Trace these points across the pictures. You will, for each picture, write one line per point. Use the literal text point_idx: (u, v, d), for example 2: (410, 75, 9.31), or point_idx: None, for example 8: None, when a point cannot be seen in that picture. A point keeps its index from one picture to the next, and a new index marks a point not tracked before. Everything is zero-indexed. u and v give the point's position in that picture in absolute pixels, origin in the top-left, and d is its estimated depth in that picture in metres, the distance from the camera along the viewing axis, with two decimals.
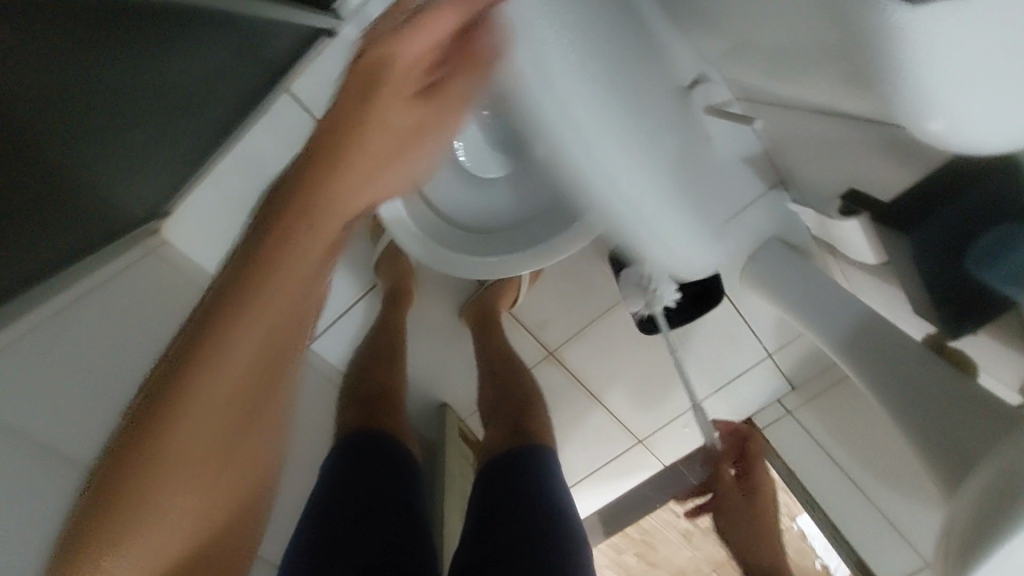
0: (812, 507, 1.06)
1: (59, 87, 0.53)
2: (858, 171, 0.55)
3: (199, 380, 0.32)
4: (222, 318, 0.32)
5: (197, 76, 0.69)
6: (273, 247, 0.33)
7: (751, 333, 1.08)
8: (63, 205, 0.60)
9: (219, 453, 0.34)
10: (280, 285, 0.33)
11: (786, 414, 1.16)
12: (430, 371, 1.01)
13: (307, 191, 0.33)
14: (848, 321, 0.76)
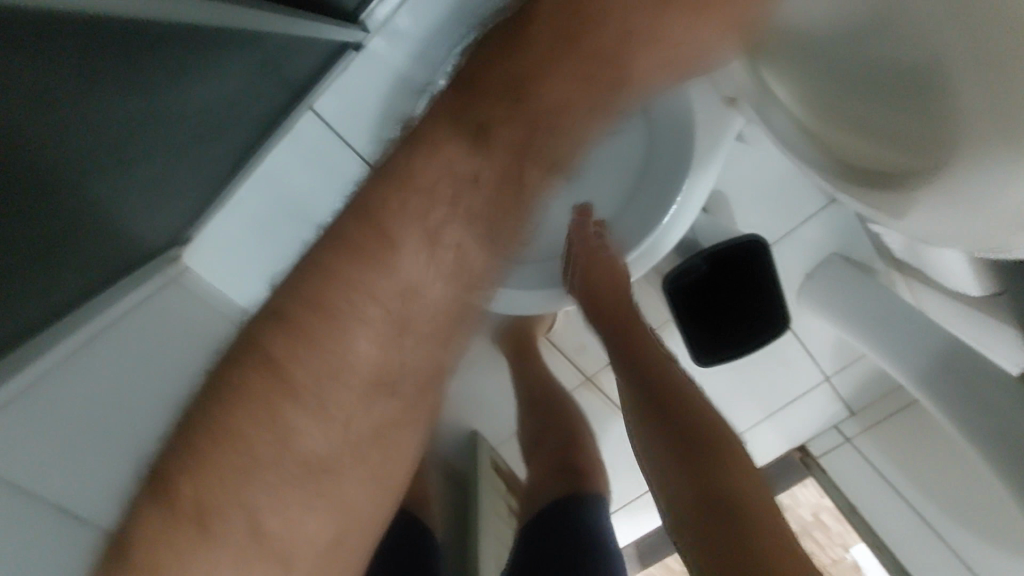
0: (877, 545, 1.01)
1: (95, 106, 0.45)
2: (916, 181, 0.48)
3: (266, 409, 0.31)
4: (293, 344, 0.31)
5: (259, 96, 0.65)
6: (367, 259, 0.32)
7: (806, 355, 1.02)
8: (91, 239, 0.53)
9: (268, 501, 0.32)
10: (303, 356, 0.31)
11: (844, 441, 1.07)
12: (462, 403, 0.96)
13: (415, 178, 0.33)
14: (929, 343, 0.70)
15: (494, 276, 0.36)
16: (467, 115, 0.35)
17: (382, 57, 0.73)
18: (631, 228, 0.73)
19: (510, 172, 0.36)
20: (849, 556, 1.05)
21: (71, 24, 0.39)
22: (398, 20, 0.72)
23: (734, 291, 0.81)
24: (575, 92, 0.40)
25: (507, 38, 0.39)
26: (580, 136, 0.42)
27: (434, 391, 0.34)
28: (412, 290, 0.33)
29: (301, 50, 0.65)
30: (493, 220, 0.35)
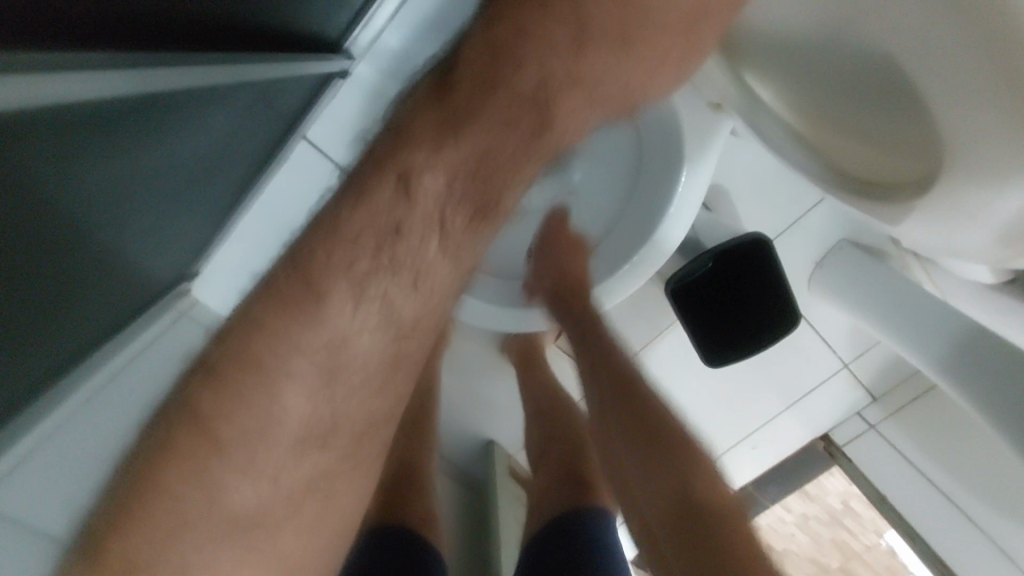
0: (913, 538, 0.99)
1: (94, 175, 0.45)
2: (923, 157, 0.49)
3: (197, 470, 0.34)
4: (225, 398, 0.34)
5: (250, 134, 0.66)
6: (296, 313, 0.35)
7: (822, 343, 0.99)
8: (108, 286, 0.56)
9: (206, 555, 0.35)
10: (236, 402, 0.34)
11: (869, 428, 1.05)
12: (469, 417, 0.95)
13: (343, 230, 0.36)
14: (946, 329, 0.68)
15: (421, 325, 0.39)
16: (389, 167, 0.38)
17: (368, 77, 0.77)
18: (620, 243, 0.71)
19: (432, 221, 0.38)
20: (883, 542, 1.05)
21: (80, 111, 0.40)
22: (385, 36, 0.77)
23: (742, 291, 0.78)
24: (499, 135, 0.41)
25: (440, 91, 0.42)
26: (515, 179, 0.43)
27: (370, 436, 0.39)
28: (341, 340, 0.36)
29: (290, 87, 0.68)
30: (420, 266, 0.38)
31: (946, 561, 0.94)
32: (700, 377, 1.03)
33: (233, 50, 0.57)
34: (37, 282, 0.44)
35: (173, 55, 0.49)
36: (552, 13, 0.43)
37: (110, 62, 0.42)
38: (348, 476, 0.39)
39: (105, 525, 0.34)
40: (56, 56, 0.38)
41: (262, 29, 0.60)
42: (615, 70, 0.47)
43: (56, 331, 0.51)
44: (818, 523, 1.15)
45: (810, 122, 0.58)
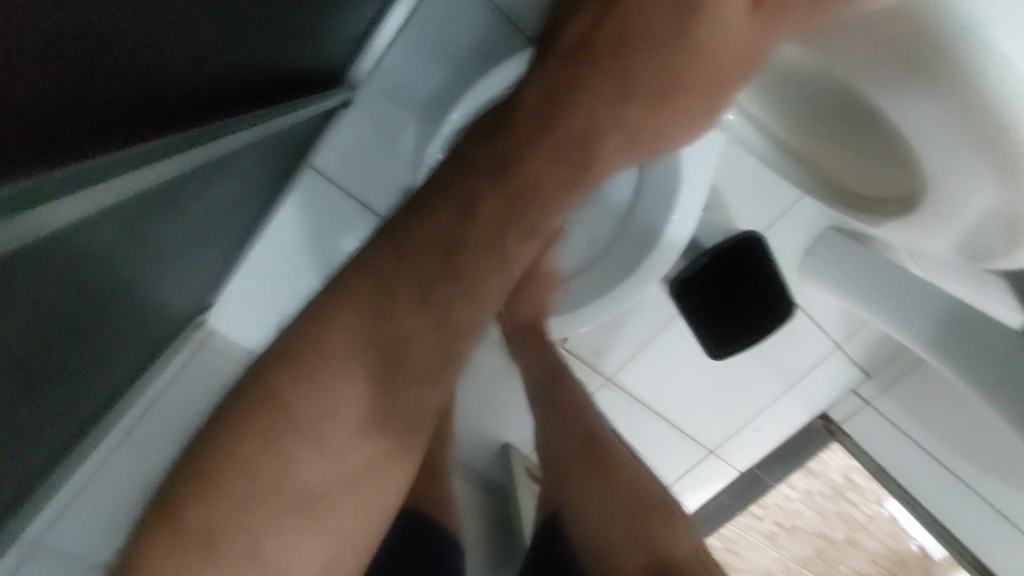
0: (913, 505, 1.07)
1: (143, 237, 0.49)
2: (885, 180, 0.55)
3: (270, 444, 0.36)
4: (306, 383, 0.37)
5: (267, 170, 0.70)
6: (366, 310, 0.38)
7: (817, 328, 1.03)
8: (143, 322, 0.59)
9: (269, 542, 0.36)
10: (308, 390, 0.37)
11: (864, 404, 1.11)
12: (477, 417, 0.99)
13: (409, 240, 0.39)
14: (929, 309, 0.79)
15: (475, 331, 0.40)
16: (455, 190, 0.41)
17: (370, 103, 0.81)
18: (620, 262, 0.74)
19: (493, 239, 0.40)
20: (884, 510, 1.17)
21: (138, 194, 0.44)
22: (386, 62, 0.80)
23: (758, 288, 0.81)
24: (551, 169, 0.44)
25: (496, 126, 0.44)
26: (559, 208, 0.45)
27: (418, 433, 0.40)
28: (406, 338, 0.38)
29: (304, 124, 0.71)
30: (479, 279, 0.40)
31: (945, 525, 1.03)
32: (701, 374, 1.07)
33: (265, 104, 0.61)
34: (89, 341, 0.49)
35: (219, 122, 0.53)
36: (596, 61, 0.46)
37: (176, 144, 0.47)
38: (400, 467, 0.40)
39: (176, 496, 0.36)
40: (136, 149, 0.42)
41: (285, 76, 0.64)
42: (650, 118, 0.48)
43: (106, 370, 0.56)
44: (823, 498, 1.23)
45: (795, 136, 0.62)
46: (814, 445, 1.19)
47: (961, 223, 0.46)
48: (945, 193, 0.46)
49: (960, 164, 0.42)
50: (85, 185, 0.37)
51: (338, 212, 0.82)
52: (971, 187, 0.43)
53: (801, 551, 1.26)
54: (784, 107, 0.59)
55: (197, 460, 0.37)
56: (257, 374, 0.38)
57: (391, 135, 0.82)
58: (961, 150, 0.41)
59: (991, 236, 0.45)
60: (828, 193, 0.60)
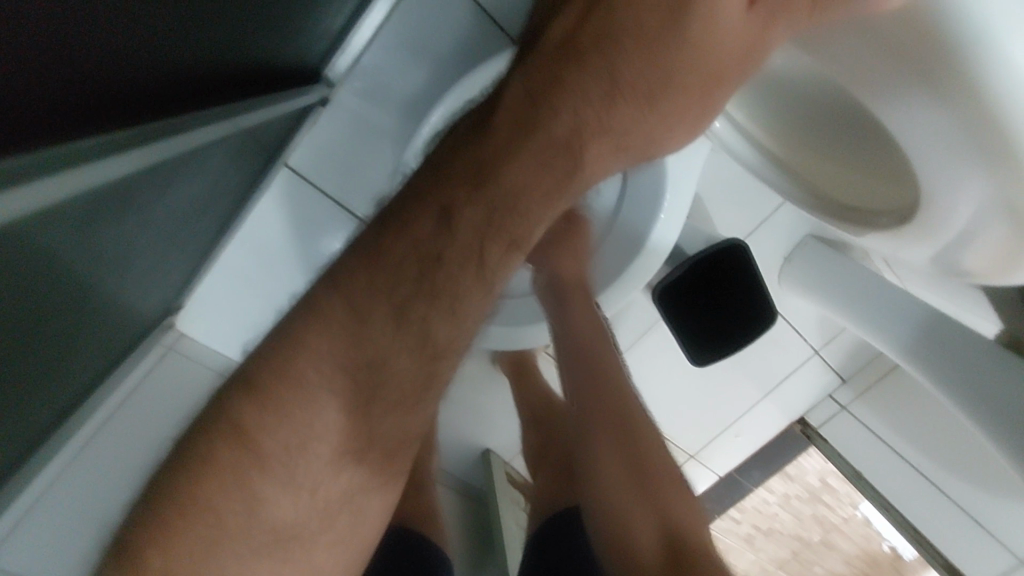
0: (887, 509, 1.08)
1: (103, 239, 0.47)
2: (887, 192, 0.53)
3: (243, 476, 0.34)
4: (276, 410, 0.35)
5: (239, 169, 0.68)
6: (339, 331, 0.36)
7: (796, 334, 1.04)
8: (103, 327, 0.56)
9: (241, 569, 0.35)
10: (275, 416, 0.35)
11: (840, 409, 1.13)
12: (458, 423, 0.98)
13: (382, 255, 0.36)
14: (908, 317, 0.78)
15: (455, 350, 0.37)
16: (428, 201, 0.37)
17: (347, 100, 0.78)
18: (602, 268, 0.73)
19: (472, 251, 0.37)
20: (858, 513, 1.18)
21: (95, 192, 0.42)
22: (363, 60, 0.78)
23: (736, 293, 0.81)
24: (538, 173, 0.39)
25: (478, 127, 0.40)
26: (544, 217, 0.40)
27: (399, 455, 0.38)
28: (382, 359, 0.36)
29: (279, 120, 0.69)
30: (460, 294, 0.36)
31: (921, 530, 1.04)
32: (684, 380, 1.07)
33: (238, 97, 0.59)
34: (44, 348, 0.46)
35: (180, 117, 0.50)
36: (586, 57, 0.40)
37: (133, 138, 0.44)
38: (383, 491, 0.38)
39: (137, 535, 0.34)
40: (88, 144, 0.40)
41: (259, 69, 0.62)
42: (643, 123, 0.43)
43: (62, 378, 0.53)
44: (799, 501, 1.23)
45: (786, 146, 0.61)
46: (792, 449, 1.20)
47: (951, 228, 0.45)
48: (936, 202, 0.45)
49: (951, 171, 0.42)
50: (29, 183, 0.34)
51: (314, 212, 0.80)
52: (956, 187, 0.42)
53: (777, 554, 1.25)
54: (777, 110, 0.58)
55: (163, 486, 0.34)
56: (222, 395, 0.36)
57: (366, 134, 0.80)
58: (956, 154, 0.40)
59: (993, 249, 0.43)
60: (819, 202, 0.59)
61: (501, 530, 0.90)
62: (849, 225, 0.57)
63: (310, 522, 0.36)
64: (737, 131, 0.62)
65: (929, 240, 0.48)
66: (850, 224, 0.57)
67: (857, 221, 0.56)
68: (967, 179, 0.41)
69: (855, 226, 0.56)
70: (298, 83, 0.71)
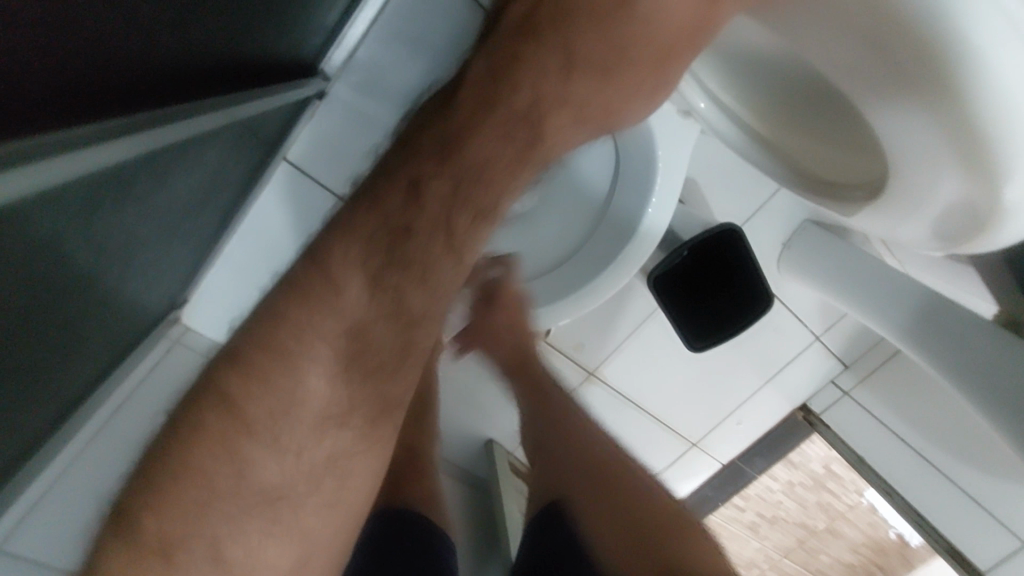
0: (890, 494, 1.08)
1: (101, 230, 0.48)
2: (861, 166, 0.53)
3: (227, 446, 0.35)
4: (257, 381, 0.36)
5: (240, 163, 0.70)
6: (316, 301, 0.37)
7: (796, 321, 1.04)
8: (108, 319, 0.58)
9: (231, 533, 0.36)
10: (255, 388, 0.36)
11: (843, 395, 1.13)
12: (460, 412, 1.00)
13: (355, 228, 0.38)
14: (906, 299, 0.78)
15: (429, 316, 0.40)
16: (398, 175, 0.40)
17: (344, 94, 0.80)
18: (597, 254, 0.74)
19: (442, 221, 0.40)
20: (864, 500, 1.16)
21: (89, 181, 0.43)
22: (358, 55, 0.79)
23: (730, 277, 0.82)
24: (501, 142, 0.43)
25: (443, 105, 0.43)
26: (507, 185, 0.44)
27: (381, 420, 0.40)
28: (358, 327, 0.38)
29: (275, 113, 0.70)
30: (430, 263, 0.39)
31: (925, 516, 1.04)
32: (684, 368, 1.07)
33: (232, 89, 0.60)
34: (52, 339, 0.48)
35: (175, 107, 0.51)
36: (542, 36, 0.44)
37: (124, 128, 0.44)
38: (364, 455, 0.40)
39: (133, 503, 0.35)
40: (81, 132, 0.41)
41: (254, 62, 0.63)
42: (601, 88, 0.47)
43: (71, 368, 0.55)
44: (803, 489, 1.23)
45: (770, 126, 0.60)
46: (795, 436, 1.20)
47: (930, 207, 0.45)
48: (912, 179, 0.45)
49: (927, 148, 0.41)
50: (34, 163, 0.36)
51: (313, 206, 0.82)
52: (940, 169, 0.41)
53: (784, 541, 1.26)
54: (754, 88, 0.58)
55: (155, 458, 0.36)
56: (206, 370, 0.37)
57: (363, 126, 0.81)
58: (928, 133, 0.40)
59: (969, 219, 0.43)
60: (801, 179, 0.58)
61: (503, 516, 0.91)
62: (834, 202, 0.56)
63: (297, 486, 0.38)
64: (716, 110, 0.61)
65: (915, 215, 0.47)
66: (834, 200, 0.56)
67: (839, 197, 0.55)
68: (945, 156, 0.40)
69: (841, 201, 0.55)
70: (291, 76, 0.72)
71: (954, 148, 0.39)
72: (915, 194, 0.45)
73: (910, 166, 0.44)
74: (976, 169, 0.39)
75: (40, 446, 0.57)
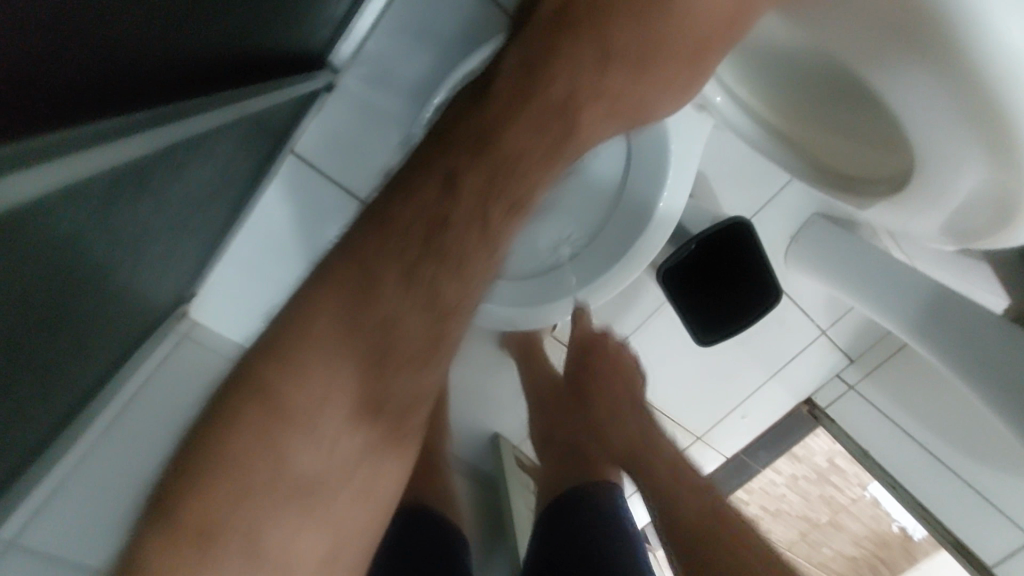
0: (895, 488, 1.09)
1: (115, 225, 0.48)
2: (880, 163, 0.54)
3: (265, 439, 0.35)
4: (296, 372, 0.36)
5: (250, 156, 0.69)
6: (353, 294, 0.37)
7: (803, 315, 1.05)
8: (122, 313, 0.58)
9: (265, 526, 0.35)
10: (293, 381, 0.36)
11: (847, 389, 1.12)
12: (467, 406, 1.00)
13: (390, 221, 0.38)
14: (917, 293, 0.78)
15: (463, 309, 0.39)
16: (436, 167, 0.40)
17: (353, 87, 0.80)
18: (608, 249, 0.74)
19: (476, 212, 0.40)
20: (867, 494, 1.18)
21: (103, 176, 0.42)
22: (367, 47, 0.79)
23: (744, 271, 0.82)
24: (533, 134, 0.43)
25: (478, 99, 0.43)
26: (543, 179, 0.44)
27: (414, 410, 0.40)
28: (394, 319, 0.37)
29: (285, 106, 0.70)
30: (465, 255, 0.39)
31: (930, 510, 1.04)
32: (691, 362, 1.07)
33: (242, 82, 0.59)
34: (65, 336, 0.48)
35: (184, 102, 0.51)
36: (577, 37, 0.45)
37: (139, 125, 0.45)
38: (399, 448, 0.40)
39: (169, 496, 0.35)
40: (94, 127, 0.40)
41: (264, 55, 0.62)
42: (634, 83, 0.47)
43: (86, 361, 0.55)
44: (807, 482, 1.24)
45: (787, 122, 0.59)
46: (799, 430, 1.20)
47: (947, 201, 0.46)
48: (933, 174, 0.45)
49: (952, 141, 0.41)
50: (58, 157, 0.37)
51: (323, 199, 0.82)
52: (960, 162, 0.42)
53: (786, 535, 1.25)
54: (773, 83, 0.58)
55: (193, 451, 0.36)
56: (245, 364, 0.38)
57: (374, 120, 0.82)
58: (957, 127, 0.39)
59: (998, 211, 0.43)
60: (822, 174, 0.58)
61: (511, 511, 0.92)
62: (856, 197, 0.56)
63: (332, 481, 0.37)
64: (735, 105, 0.61)
65: (941, 208, 0.47)
66: (856, 195, 0.56)
67: (865, 191, 0.55)
68: (974, 148, 0.40)
69: (867, 195, 0.55)
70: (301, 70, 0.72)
71: (984, 141, 0.39)
72: (942, 187, 0.45)
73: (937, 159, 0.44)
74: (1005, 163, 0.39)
75: (54, 440, 0.56)
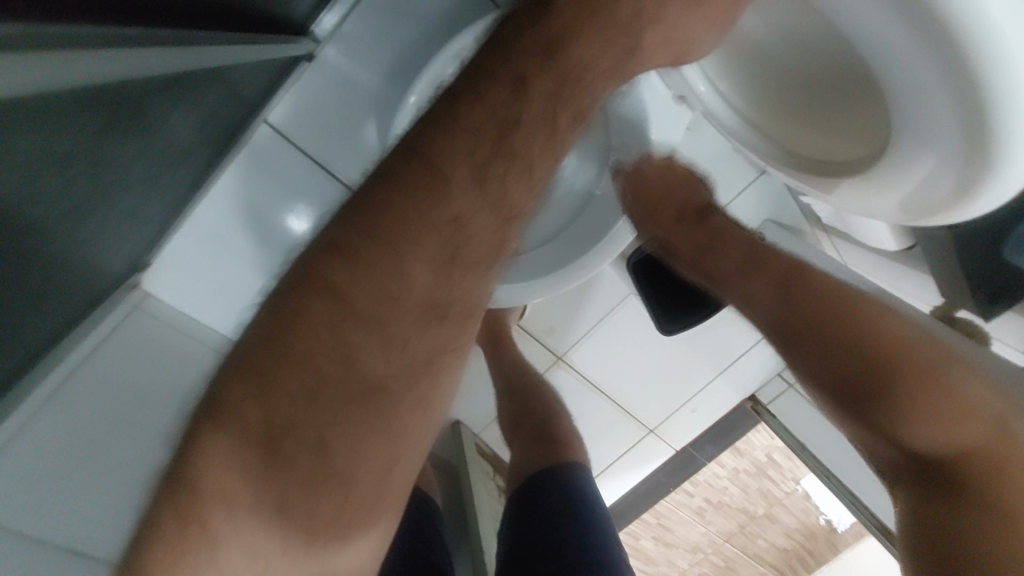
0: (827, 477, 1.14)
1: (58, 162, 0.45)
2: (840, 150, 0.57)
3: (335, 330, 0.35)
4: (363, 270, 0.35)
5: (217, 118, 0.68)
6: (421, 192, 0.36)
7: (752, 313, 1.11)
8: (60, 272, 0.54)
9: (317, 445, 0.35)
10: (330, 297, 0.35)
11: (788, 387, 1.17)
12: None
13: (457, 124, 0.37)
14: None
15: (524, 213, 0.40)
16: (503, 71, 0.38)
17: (334, 59, 0.79)
18: (579, 237, 0.79)
19: (547, 116, 0.39)
20: (799, 487, 1.27)
21: (52, 96, 0.40)
22: (349, 22, 0.78)
23: None
24: (600, 52, 0.43)
25: (541, 5, 0.41)
26: (603, 89, 0.44)
27: (475, 320, 0.40)
28: (464, 218, 0.37)
29: (258, 69, 0.69)
30: (533, 158, 0.39)
31: (859, 498, 1.08)
32: (649, 356, 1.11)
33: (203, 29, 0.58)
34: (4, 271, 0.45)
35: (135, 34, 0.49)
36: None
37: (72, 44, 0.41)
38: (461, 352, 0.39)
39: (231, 390, 0.34)
40: (40, 33, 0.38)
41: (234, 10, 0.61)
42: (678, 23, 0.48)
43: (19, 319, 0.51)
44: (747, 475, 1.30)
45: (762, 113, 0.64)
46: (742, 425, 1.25)
47: (910, 178, 0.47)
48: (899, 156, 0.47)
49: (893, 112, 0.45)
50: (26, 58, 0.36)
51: (292, 171, 0.81)
52: (929, 136, 0.43)
53: (727, 524, 1.35)
54: (750, 78, 0.63)
55: (222, 386, 0.35)
56: (276, 294, 0.36)
57: (354, 93, 0.80)
58: (893, 95, 0.43)
59: (943, 188, 0.45)
60: (789, 162, 0.62)
61: (472, 497, 0.92)
62: (821, 178, 0.58)
63: (393, 386, 0.36)
64: (721, 95, 0.66)
65: (898, 190, 0.49)
66: (820, 176, 0.58)
67: (840, 172, 0.56)
68: (907, 120, 0.44)
69: (847, 171, 0.55)
70: (272, 33, 0.70)
71: (908, 114, 0.43)
72: (897, 165, 0.47)
73: (897, 136, 0.46)
74: (948, 134, 0.41)
75: None
